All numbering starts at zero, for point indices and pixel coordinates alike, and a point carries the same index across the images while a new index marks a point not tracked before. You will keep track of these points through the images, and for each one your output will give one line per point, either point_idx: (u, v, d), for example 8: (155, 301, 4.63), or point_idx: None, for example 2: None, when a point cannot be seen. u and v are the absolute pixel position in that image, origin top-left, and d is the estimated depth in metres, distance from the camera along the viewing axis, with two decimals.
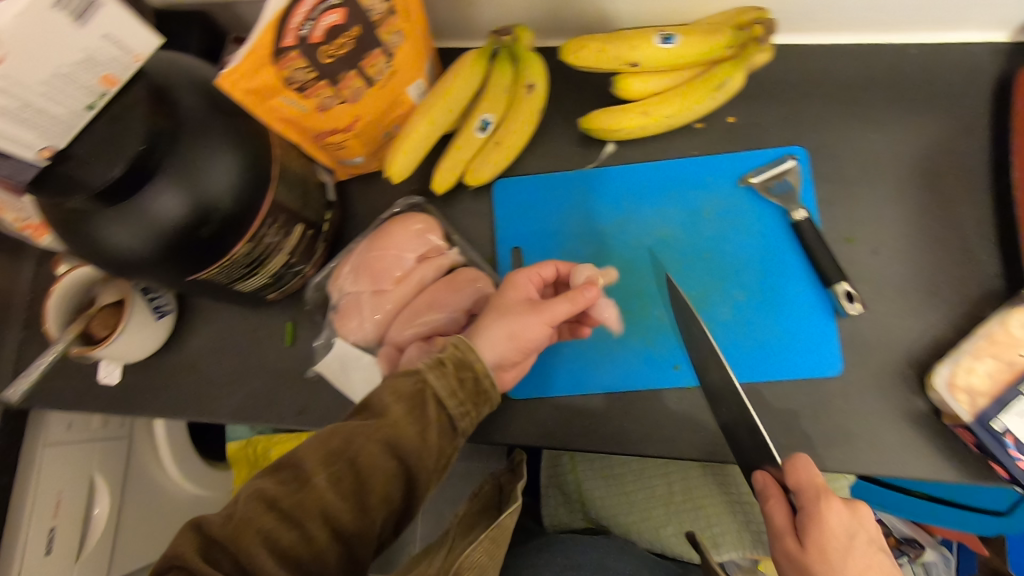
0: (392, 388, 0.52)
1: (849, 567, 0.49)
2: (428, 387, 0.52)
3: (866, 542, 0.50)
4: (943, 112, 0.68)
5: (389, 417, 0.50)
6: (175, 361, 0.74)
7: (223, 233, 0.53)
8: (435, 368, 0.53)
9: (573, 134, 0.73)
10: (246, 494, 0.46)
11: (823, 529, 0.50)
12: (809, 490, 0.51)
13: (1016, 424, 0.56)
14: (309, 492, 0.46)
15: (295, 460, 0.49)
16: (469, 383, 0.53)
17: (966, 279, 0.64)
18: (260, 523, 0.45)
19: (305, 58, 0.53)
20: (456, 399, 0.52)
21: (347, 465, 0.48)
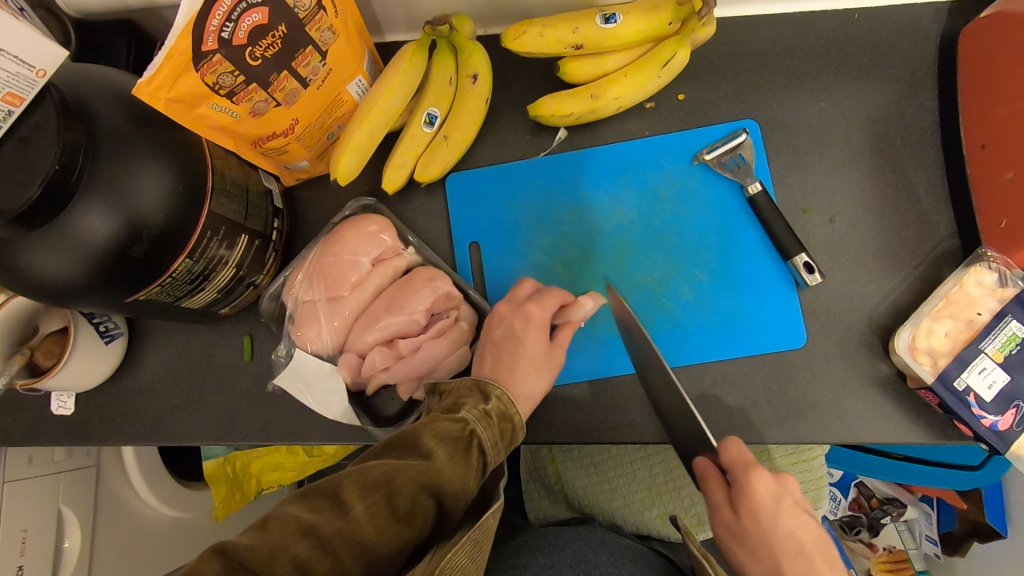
0: (437, 429, 0.48)
1: (778, 528, 0.53)
2: (477, 434, 0.50)
3: (790, 505, 0.54)
4: (890, 76, 0.68)
5: (439, 459, 0.46)
6: (132, 385, 0.71)
7: (160, 249, 0.51)
8: (485, 418, 0.51)
9: (523, 122, 0.71)
10: (278, 519, 0.43)
11: (752, 498, 0.53)
12: (740, 465, 0.54)
13: (976, 381, 0.57)
14: (348, 525, 0.43)
15: (331, 487, 0.45)
16: (507, 436, 0.52)
17: (921, 241, 0.64)
18: (294, 551, 0.42)
19: (230, 62, 0.51)
20: (494, 450, 0.51)
21: (386, 502, 0.44)
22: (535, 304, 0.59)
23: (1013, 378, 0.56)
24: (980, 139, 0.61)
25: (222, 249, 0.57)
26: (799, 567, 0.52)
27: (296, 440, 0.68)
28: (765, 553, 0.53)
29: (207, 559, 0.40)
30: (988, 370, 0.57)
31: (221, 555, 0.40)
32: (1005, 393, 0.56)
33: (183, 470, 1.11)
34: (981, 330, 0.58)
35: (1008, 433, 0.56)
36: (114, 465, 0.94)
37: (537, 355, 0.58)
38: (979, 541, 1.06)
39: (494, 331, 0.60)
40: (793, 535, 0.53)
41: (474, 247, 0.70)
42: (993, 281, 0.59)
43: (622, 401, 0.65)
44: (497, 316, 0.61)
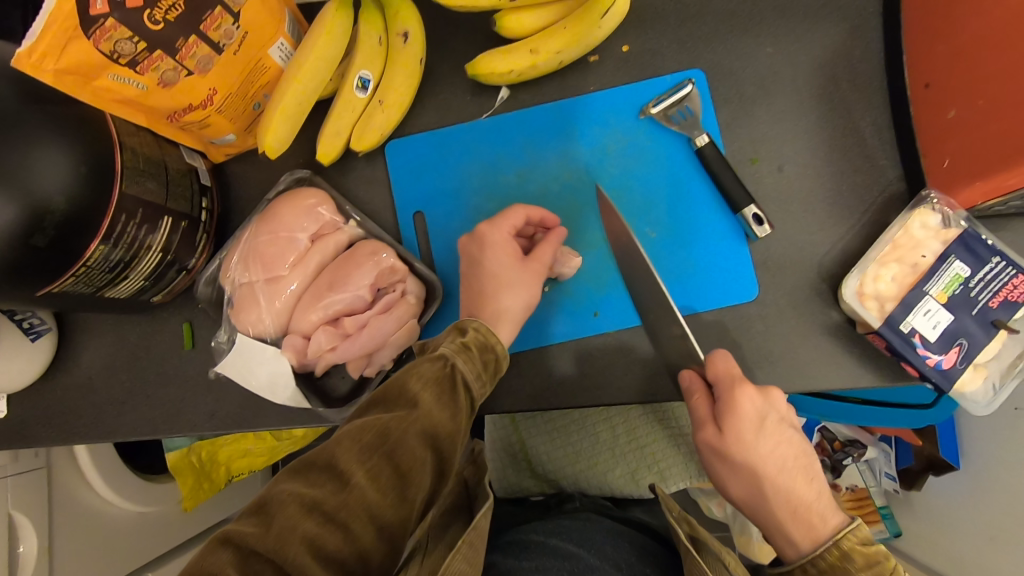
0: (415, 374, 0.47)
1: (762, 444, 0.53)
2: (459, 368, 0.48)
3: (776, 420, 0.53)
4: (835, 17, 0.66)
5: (426, 402, 0.45)
6: (67, 383, 0.68)
7: (67, 238, 0.47)
8: (464, 350, 0.50)
9: (463, 82, 0.68)
10: (279, 500, 0.40)
11: (738, 415, 0.53)
12: (726, 380, 0.55)
13: (922, 323, 0.57)
14: (350, 494, 0.41)
15: (326, 456, 0.43)
16: (491, 366, 0.51)
17: (868, 186, 0.64)
18: (304, 529, 0.40)
19: (126, 28, 0.47)
20: (481, 381, 0.50)
21: (386, 461, 0.43)
22: (489, 226, 0.58)
23: (956, 317, 0.57)
24: (923, 78, 0.60)
25: (142, 234, 0.54)
26: (782, 483, 0.52)
27: (246, 427, 0.66)
28: (747, 471, 0.53)
29: (212, 550, 0.38)
30: (932, 311, 0.57)
31: (228, 545, 0.39)
32: (949, 332, 0.57)
33: (145, 464, 1.08)
34: (926, 272, 0.58)
35: (951, 371, 0.57)
36: (67, 464, 0.89)
37: (510, 276, 0.57)
38: (934, 474, 1.11)
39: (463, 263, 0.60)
40: (778, 450, 0.53)
41: (419, 217, 0.68)
42: (937, 223, 0.59)
43: (577, 365, 0.64)
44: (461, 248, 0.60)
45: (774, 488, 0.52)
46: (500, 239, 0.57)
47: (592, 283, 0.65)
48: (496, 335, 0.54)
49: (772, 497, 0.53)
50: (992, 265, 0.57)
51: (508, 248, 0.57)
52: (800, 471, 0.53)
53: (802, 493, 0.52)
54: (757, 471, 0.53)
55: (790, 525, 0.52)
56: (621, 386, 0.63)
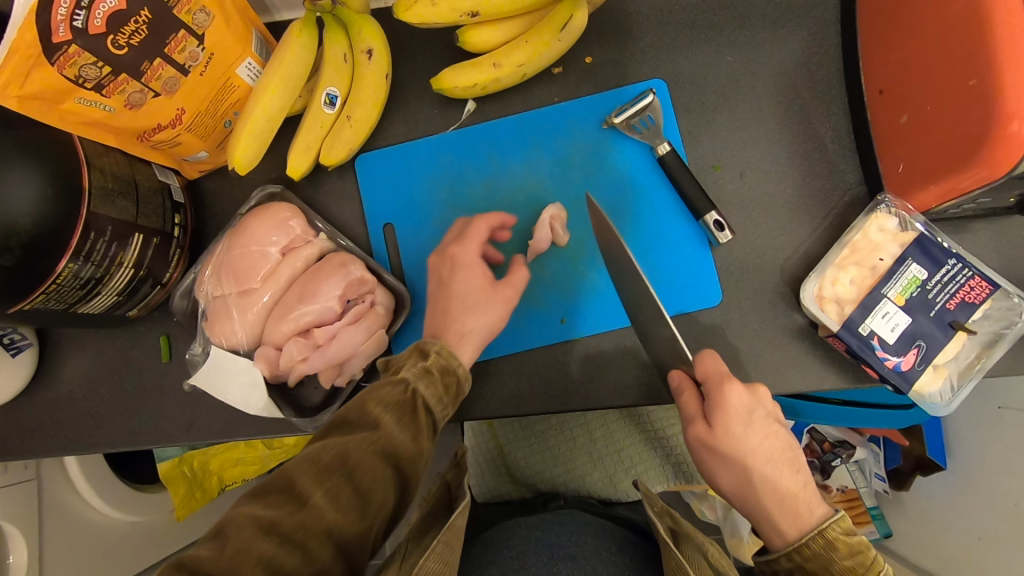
0: (378, 398, 0.48)
1: (750, 438, 0.52)
2: (420, 391, 0.49)
3: (763, 416, 0.54)
4: (794, 26, 0.67)
5: (385, 425, 0.46)
6: (49, 397, 0.69)
7: (35, 257, 0.49)
8: (426, 374, 0.50)
9: (430, 96, 0.69)
10: (235, 522, 0.40)
11: (726, 410, 0.53)
12: (715, 376, 0.54)
13: (880, 325, 0.58)
14: (309, 514, 0.42)
15: (284, 480, 0.43)
16: (453, 388, 0.52)
17: (830, 191, 0.65)
18: (260, 550, 0.40)
19: (90, 53, 0.48)
20: (443, 404, 0.51)
21: (345, 483, 0.43)
22: (460, 246, 0.60)
23: (914, 319, 0.58)
24: (878, 85, 0.61)
25: (112, 251, 0.55)
26: (770, 472, 0.52)
27: (223, 437, 0.67)
28: (738, 465, 0.52)
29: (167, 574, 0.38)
30: (890, 314, 0.58)
31: (183, 570, 0.38)
32: (907, 334, 0.58)
33: (137, 474, 1.10)
34: (884, 275, 0.59)
35: (910, 373, 0.58)
36: (57, 475, 0.91)
37: (479, 296, 0.58)
38: (922, 474, 1.11)
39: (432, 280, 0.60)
40: (764, 445, 0.53)
41: (389, 229, 0.69)
42: (894, 226, 0.60)
43: (545, 371, 0.65)
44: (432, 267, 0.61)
45: (762, 478, 0.52)
46: (471, 256, 0.59)
47: (559, 290, 0.67)
48: (458, 354, 0.54)
49: (760, 485, 0.52)
50: (948, 267, 0.58)
51: (480, 269, 0.59)
52: (789, 465, 0.53)
53: (791, 485, 0.52)
54: (746, 465, 0.52)
55: (779, 514, 0.52)
56: (589, 391, 0.64)
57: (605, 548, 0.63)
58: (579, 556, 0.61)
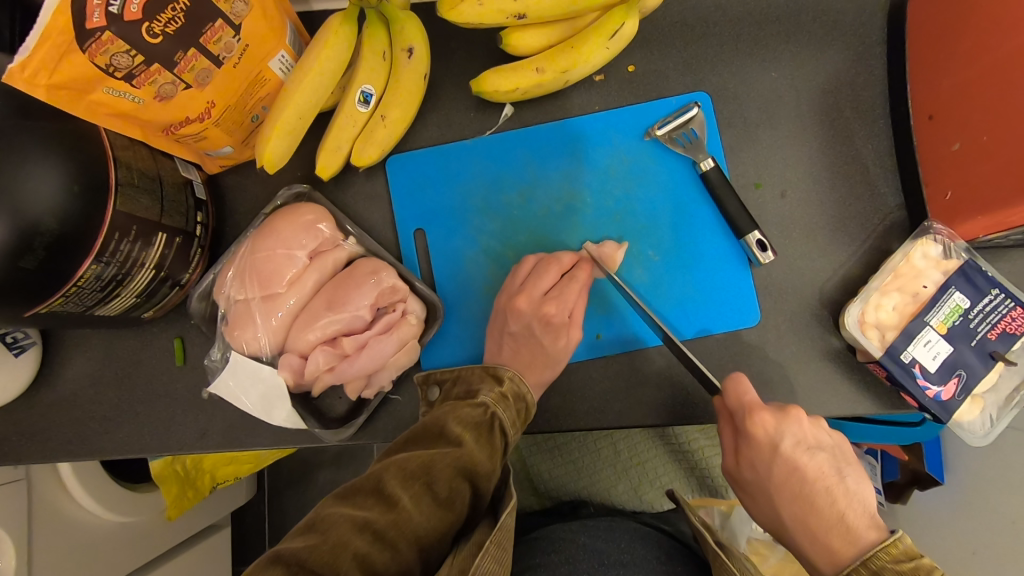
0: (457, 416, 0.49)
1: (775, 471, 0.55)
2: (497, 414, 0.51)
3: (792, 445, 0.54)
4: (839, 44, 0.66)
5: (468, 442, 0.47)
6: (51, 398, 0.65)
7: (57, 258, 0.45)
8: (502, 399, 0.53)
9: (466, 98, 0.67)
10: (328, 519, 0.40)
11: (752, 442, 0.55)
12: (742, 408, 0.56)
13: (922, 353, 0.58)
14: (399, 514, 0.41)
15: (373, 482, 0.43)
16: (522, 414, 0.54)
17: (870, 214, 0.64)
18: (355, 546, 0.38)
19: (123, 41, 0.45)
20: (515, 429, 0.52)
21: (429, 489, 0.43)
22: (555, 303, 0.59)
23: (955, 348, 0.57)
24: (927, 110, 0.60)
25: (136, 251, 0.52)
26: (798, 510, 0.53)
27: (239, 445, 0.64)
28: (762, 493, 0.56)
29: (262, 568, 0.36)
30: (932, 342, 0.58)
31: (278, 564, 0.37)
32: (948, 363, 0.57)
33: (127, 474, 1.05)
34: (927, 303, 0.58)
35: (950, 403, 0.57)
36: (46, 473, 0.87)
37: (554, 337, 0.60)
38: (919, 489, 1.11)
39: (513, 324, 0.59)
40: (795, 476, 0.54)
41: (420, 234, 0.67)
42: (938, 253, 0.59)
43: (579, 387, 0.64)
44: (515, 311, 0.60)
45: (791, 516, 0.54)
46: (565, 318, 0.60)
47: (594, 305, 0.65)
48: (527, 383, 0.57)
49: (790, 524, 0.54)
50: (991, 297, 0.58)
51: (563, 312, 0.60)
52: (823, 498, 0.53)
53: (822, 517, 0.52)
54: (775, 498, 0.55)
55: (812, 550, 0.52)
56: (623, 408, 0.63)
57: (654, 557, 0.64)
58: (631, 562, 0.63)
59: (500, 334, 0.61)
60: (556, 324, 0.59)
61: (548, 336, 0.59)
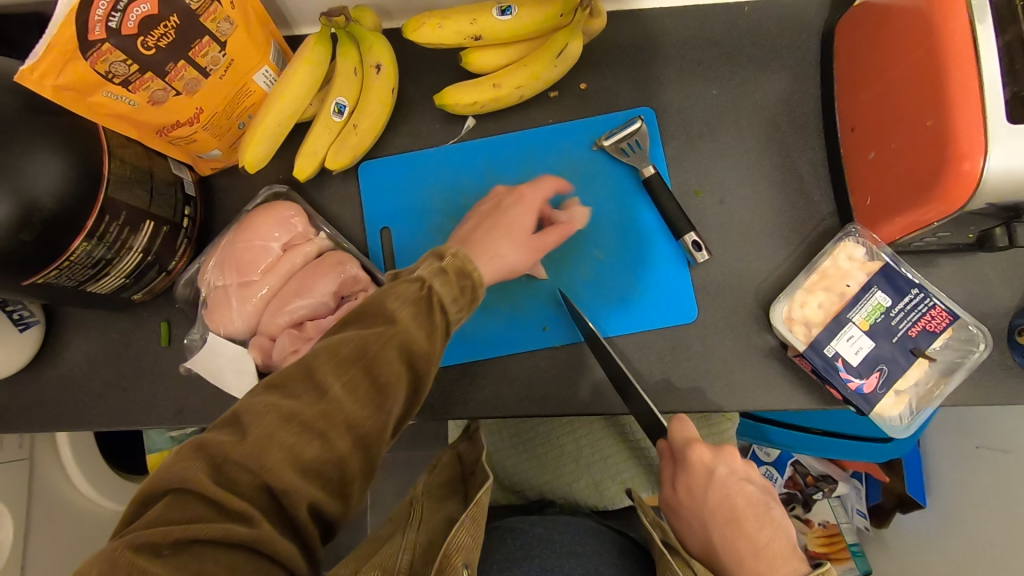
0: (395, 293, 0.48)
1: (709, 497, 0.58)
2: (436, 291, 0.49)
3: (725, 473, 0.59)
4: (776, 65, 0.72)
5: (402, 320, 0.46)
6: (49, 373, 0.72)
7: (54, 234, 0.53)
8: (442, 274, 0.50)
9: (433, 111, 0.74)
10: (254, 410, 0.42)
11: (688, 469, 0.59)
12: (679, 443, 0.60)
13: (845, 348, 0.61)
14: (329, 404, 0.43)
15: (303, 370, 0.44)
16: (469, 292, 0.51)
17: (805, 220, 0.69)
18: (282, 438, 0.41)
19: (121, 52, 0.53)
20: (459, 306, 0.50)
21: (364, 373, 0.44)
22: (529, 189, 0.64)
23: (876, 344, 0.61)
24: (850, 123, 0.65)
25: (124, 234, 0.59)
26: (728, 531, 0.56)
27: (214, 421, 0.70)
28: (698, 521, 0.59)
29: (189, 454, 0.40)
30: (854, 337, 0.61)
31: (204, 452, 0.40)
32: (870, 358, 0.61)
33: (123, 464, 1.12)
34: (850, 301, 0.62)
35: (873, 395, 0.60)
36: (48, 457, 0.93)
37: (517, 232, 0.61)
38: (901, 512, 1.10)
39: (485, 205, 0.65)
40: (727, 502, 0.57)
41: (386, 232, 0.73)
42: (862, 255, 0.63)
43: (527, 374, 0.68)
44: (493, 195, 0.65)
45: (720, 538, 0.57)
46: (534, 199, 0.64)
47: (542, 299, 0.69)
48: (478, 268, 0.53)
49: (719, 545, 0.56)
50: (911, 296, 0.61)
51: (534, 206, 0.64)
52: (748, 521, 0.56)
53: (751, 542, 0.55)
54: (707, 523, 0.58)
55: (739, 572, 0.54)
56: (567, 396, 0.67)
57: (607, 552, 0.67)
58: (583, 553, 0.66)
59: (471, 216, 0.64)
60: (521, 215, 0.62)
61: (512, 226, 0.61)
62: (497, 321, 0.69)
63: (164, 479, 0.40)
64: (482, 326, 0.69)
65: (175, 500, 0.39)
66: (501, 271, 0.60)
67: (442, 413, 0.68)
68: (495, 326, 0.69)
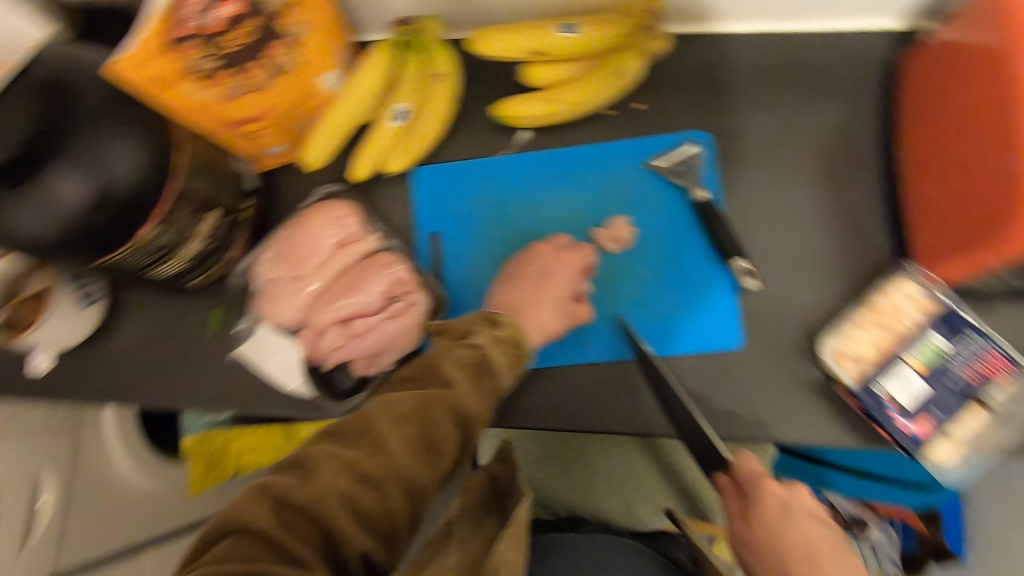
0: (452, 357, 0.53)
1: (786, 535, 0.55)
2: (490, 358, 0.53)
3: (800, 510, 0.57)
4: (838, 95, 0.71)
5: (456, 384, 0.51)
6: (104, 350, 0.75)
7: (127, 216, 0.55)
8: (497, 343, 0.54)
9: (488, 122, 0.75)
10: (319, 460, 0.47)
11: (763, 505, 0.56)
12: (749, 477, 0.57)
13: (897, 389, 0.60)
14: (385, 459, 0.48)
15: (364, 424, 0.49)
16: (519, 360, 0.55)
17: (860, 254, 0.67)
18: (340, 487, 0.46)
19: (206, 48, 0.57)
20: (510, 373, 0.55)
21: (419, 431, 0.49)
22: (574, 254, 0.68)
23: (931, 387, 0.60)
24: (914, 158, 0.63)
25: (190, 221, 0.62)
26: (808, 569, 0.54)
27: (252, 410, 0.71)
28: (773, 557, 0.56)
29: (257, 496, 0.46)
30: (907, 378, 0.60)
31: (272, 494, 0.46)
32: (924, 401, 0.59)
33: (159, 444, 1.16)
34: (903, 339, 0.61)
35: (924, 440, 0.59)
36: (93, 432, 0.99)
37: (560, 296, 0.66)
38: (938, 565, 1.05)
39: (530, 265, 0.67)
40: (804, 539, 0.55)
41: (434, 237, 0.74)
42: (919, 294, 0.61)
43: (564, 388, 0.68)
44: (538, 255, 0.68)
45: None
46: (577, 266, 0.68)
47: None
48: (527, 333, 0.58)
49: None
50: (967, 339, 0.60)
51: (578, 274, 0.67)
52: (826, 556, 0.55)
53: None
54: (784, 560, 0.55)
55: None
56: (603, 413, 0.67)
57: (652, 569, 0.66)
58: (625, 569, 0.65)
59: (512, 276, 0.68)
60: (566, 284, 0.66)
61: (556, 294, 0.66)
62: None
63: (232, 519, 0.45)
64: None
65: (238, 539, 0.44)
66: (544, 335, 0.65)
67: None
68: None
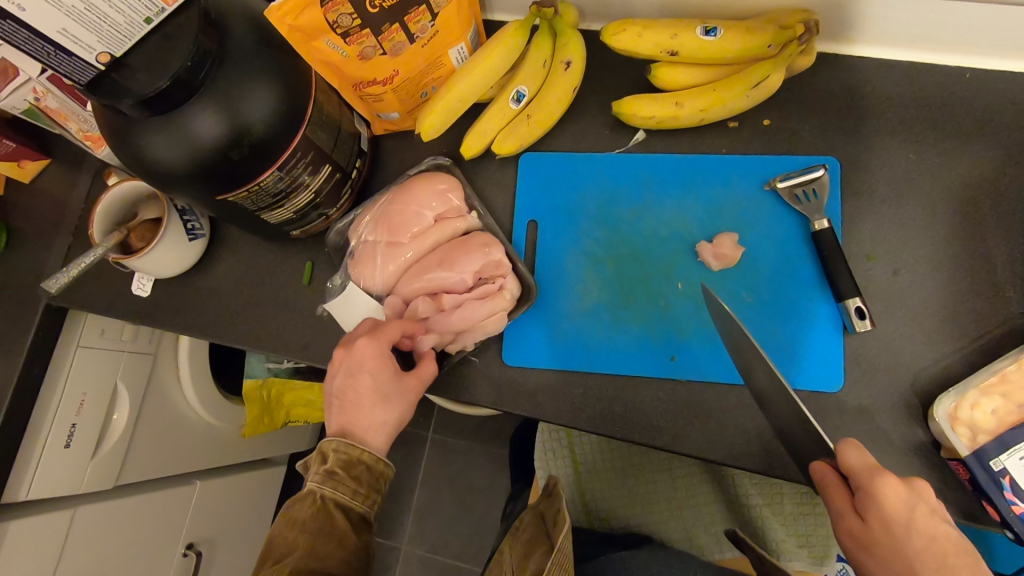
0: (294, 513, 0.59)
1: (912, 541, 0.48)
2: (332, 496, 0.59)
3: (927, 512, 0.49)
4: (991, 140, 0.65)
5: (302, 541, 0.57)
6: (199, 283, 0.78)
7: (254, 158, 0.57)
8: (326, 478, 0.59)
9: (605, 118, 0.74)
10: None
11: (881, 504, 0.49)
12: (863, 472, 0.51)
13: (1017, 467, 0.54)
14: None
15: None
16: (359, 480, 0.61)
17: (989, 314, 0.62)
18: None
19: (350, 5, 0.56)
20: (354, 497, 0.60)
21: None
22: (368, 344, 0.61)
23: None
24: None
25: (306, 173, 0.63)
26: None
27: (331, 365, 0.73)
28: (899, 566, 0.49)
29: None
30: None
31: None
32: None
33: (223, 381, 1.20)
34: None
35: None
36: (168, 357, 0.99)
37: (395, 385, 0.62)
38: None
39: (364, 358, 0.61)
40: (933, 548, 0.48)
41: (532, 226, 0.73)
42: None
43: (642, 400, 0.66)
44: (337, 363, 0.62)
45: None
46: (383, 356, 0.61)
47: (676, 328, 0.67)
48: (356, 446, 0.61)
49: None
50: None
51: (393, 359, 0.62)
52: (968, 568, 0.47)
53: None
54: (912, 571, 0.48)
55: None
56: (680, 434, 0.64)
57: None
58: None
59: (347, 391, 0.62)
60: (393, 371, 0.62)
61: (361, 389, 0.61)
62: (625, 338, 0.67)
63: None
64: (608, 340, 0.68)
65: None
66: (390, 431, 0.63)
67: (549, 416, 0.67)
68: (621, 343, 0.67)
